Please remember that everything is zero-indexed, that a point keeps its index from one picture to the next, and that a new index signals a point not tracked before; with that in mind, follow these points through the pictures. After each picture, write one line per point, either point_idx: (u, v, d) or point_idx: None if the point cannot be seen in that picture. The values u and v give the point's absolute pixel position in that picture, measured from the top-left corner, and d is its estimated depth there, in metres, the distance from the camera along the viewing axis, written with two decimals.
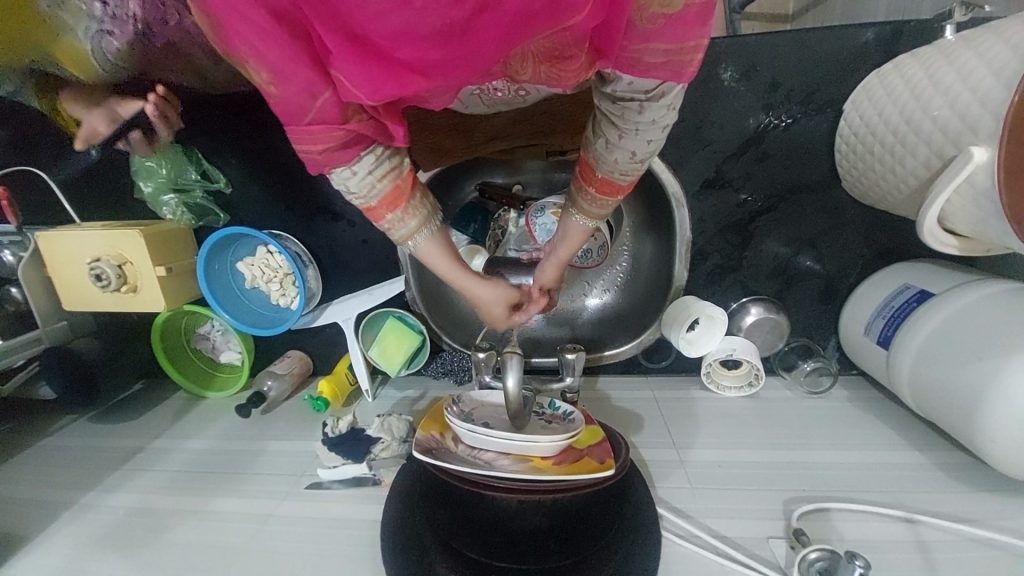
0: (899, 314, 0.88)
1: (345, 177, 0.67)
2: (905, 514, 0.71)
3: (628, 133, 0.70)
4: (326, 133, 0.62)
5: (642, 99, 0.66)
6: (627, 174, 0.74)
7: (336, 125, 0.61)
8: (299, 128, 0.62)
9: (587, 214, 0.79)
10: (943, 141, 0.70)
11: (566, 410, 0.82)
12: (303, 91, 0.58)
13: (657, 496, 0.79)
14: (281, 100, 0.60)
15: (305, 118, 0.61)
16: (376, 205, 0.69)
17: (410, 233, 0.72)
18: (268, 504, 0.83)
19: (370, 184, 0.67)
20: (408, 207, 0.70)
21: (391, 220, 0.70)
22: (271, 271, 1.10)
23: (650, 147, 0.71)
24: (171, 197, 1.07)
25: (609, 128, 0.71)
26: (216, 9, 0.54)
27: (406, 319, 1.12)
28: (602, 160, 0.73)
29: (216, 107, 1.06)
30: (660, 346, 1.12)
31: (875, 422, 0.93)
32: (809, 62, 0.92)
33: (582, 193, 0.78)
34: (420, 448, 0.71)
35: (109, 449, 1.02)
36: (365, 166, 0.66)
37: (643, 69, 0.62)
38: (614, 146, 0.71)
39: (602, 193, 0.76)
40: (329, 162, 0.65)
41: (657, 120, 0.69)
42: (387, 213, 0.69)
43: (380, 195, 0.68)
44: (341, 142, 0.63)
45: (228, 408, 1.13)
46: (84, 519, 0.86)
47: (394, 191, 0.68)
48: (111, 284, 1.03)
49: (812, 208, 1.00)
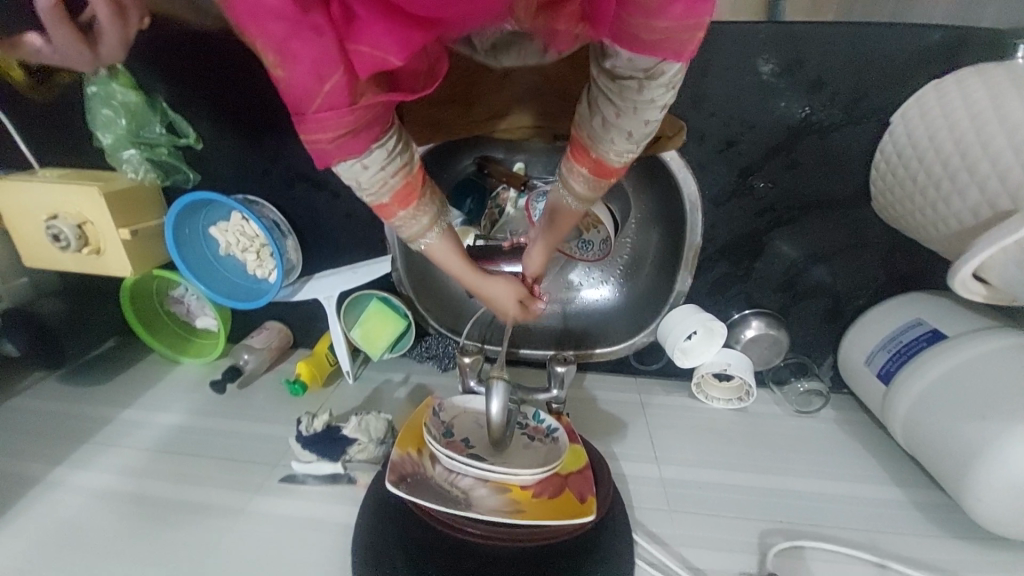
0: (906, 351, 0.84)
1: (355, 172, 0.59)
2: (878, 560, 0.72)
3: (625, 112, 0.62)
4: (336, 119, 0.52)
5: (642, 77, 0.59)
6: (624, 156, 0.65)
7: (347, 110, 0.52)
8: (305, 117, 0.53)
9: (578, 197, 0.69)
10: (1000, 192, 0.64)
11: (551, 425, 0.78)
12: (312, 71, 0.50)
13: (634, 519, 0.78)
14: (286, 83, 0.51)
15: (312, 105, 0.52)
16: (388, 201, 0.61)
17: (422, 233, 0.65)
18: (240, 495, 0.81)
19: (381, 180, 0.59)
20: (420, 204, 0.63)
21: (403, 219, 0.63)
22: (246, 240, 1.02)
23: (652, 126, 0.64)
24: (132, 153, 0.96)
25: (605, 105, 0.63)
26: None
27: (390, 302, 1.07)
28: (596, 139, 0.64)
29: (186, 49, 0.93)
30: (653, 349, 1.09)
31: (859, 450, 0.92)
32: (862, 61, 0.81)
33: (573, 174, 0.68)
34: (394, 475, 0.68)
35: (76, 417, 0.99)
36: (377, 160, 0.58)
37: (640, 47, 0.56)
38: (612, 126, 0.63)
39: (596, 175, 0.66)
40: (339, 154, 0.56)
41: (658, 100, 0.61)
42: (400, 210, 0.62)
43: (392, 191, 0.60)
44: (353, 129, 0.54)
45: (203, 379, 1.09)
46: (52, 495, 0.84)
47: (407, 186, 0.61)
48: (70, 245, 0.95)
49: (834, 223, 0.93)
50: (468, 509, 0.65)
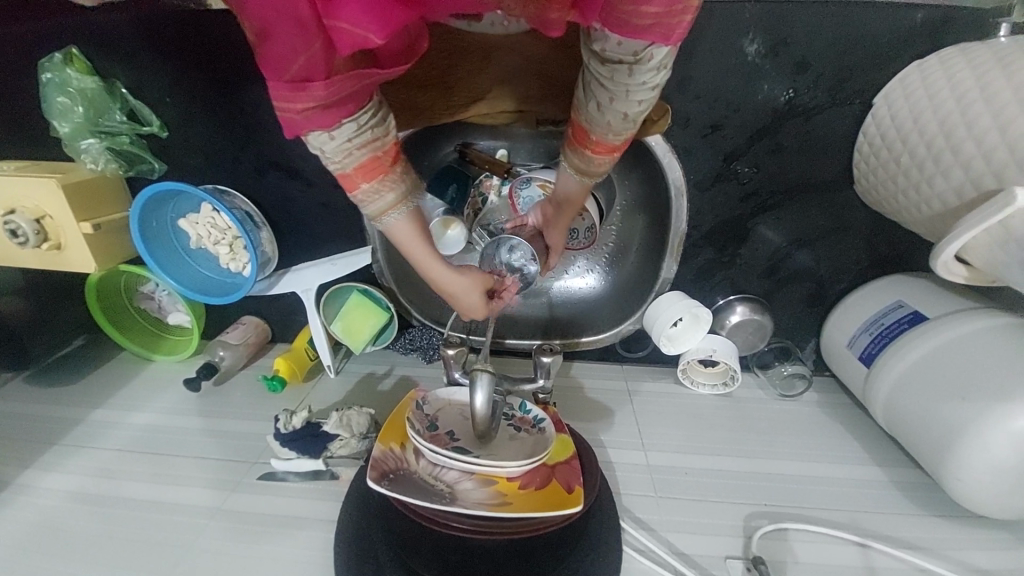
0: (889, 333, 0.85)
1: (322, 143, 0.57)
2: (859, 539, 0.73)
3: (619, 96, 0.60)
4: (308, 90, 0.52)
5: (631, 61, 0.57)
6: (623, 136, 0.65)
7: (320, 82, 0.51)
8: (278, 85, 0.52)
9: (583, 176, 0.70)
10: (984, 170, 0.63)
11: (537, 415, 0.77)
12: (288, 42, 0.49)
13: (622, 506, 0.78)
14: (262, 51, 0.51)
15: (286, 73, 0.51)
16: (353, 173, 0.59)
17: (386, 209, 0.62)
18: (218, 495, 0.79)
19: (347, 151, 0.57)
20: (387, 179, 0.60)
21: (367, 192, 0.60)
22: (218, 232, 0.98)
23: (643, 108, 0.62)
24: (90, 142, 0.91)
25: (597, 89, 0.61)
26: None
27: (372, 294, 1.04)
28: (594, 123, 0.63)
29: (145, 31, 0.88)
30: (639, 337, 1.08)
31: (841, 432, 0.94)
32: (846, 42, 0.80)
33: (576, 156, 0.68)
34: (376, 471, 0.66)
35: (42, 420, 0.94)
36: (345, 133, 0.56)
37: (631, 31, 0.53)
38: (607, 109, 0.62)
39: (598, 155, 0.67)
40: (308, 125, 0.55)
41: (649, 83, 0.59)
42: (364, 183, 0.59)
43: (357, 162, 0.58)
44: (325, 102, 0.53)
45: (177, 377, 1.05)
46: (18, 502, 0.80)
47: (373, 160, 0.58)
48: (29, 241, 0.89)
49: (818, 207, 0.93)
50: (452, 502, 0.64)
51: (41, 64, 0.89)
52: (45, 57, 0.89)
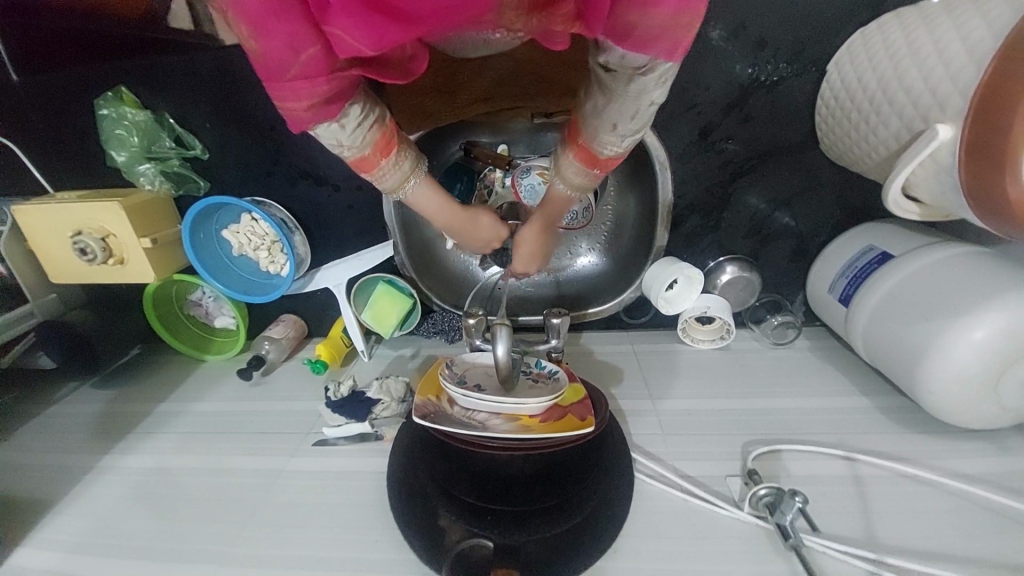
0: (862, 273, 0.95)
1: (333, 132, 0.68)
2: (846, 453, 0.82)
3: (614, 103, 0.69)
4: (310, 88, 0.61)
5: (634, 69, 0.65)
6: (608, 147, 0.74)
7: (321, 80, 0.61)
8: (281, 84, 0.61)
9: (567, 181, 0.79)
10: (914, 115, 0.72)
11: (552, 369, 0.88)
12: (289, 47, 0.58)
13: (632, 443, 0.89)
14: (262, 54, 0.59)
15: (287, 74, 0.60)
16: (370, 153, 0.72)
17: (404, 178, 0.77)
18: (278, 460, 0.91)
19: (361, 135, 0.70)
20: (398, 153, 0.75)
21: (385, 167, 0.74)
22: (258, 238, 1.10)
23: (637, 117, 0.70)
24: (146, 166, 1.05)
25: (598, 93, 0.71)
26: None
27: (396, 283, 1.15)
28: (589, 127, 0.73)
29: (187, 67, 1.01)
30: (640, 303, 1.19)
31: (830, 370, 1.03)
32: (797, 19, 0.91)
33: (567, 160, 0.78)
34: (419, 413, 0.77)
35: (117, 414, 1.07)
36: (353, 119, 0.68)
37: (635, 42, 0.61)
38: (602, 113, 0.71)
39: (584, 161, 0.76)
40: (315, 118, 0.65)
41: (646, 91, 0.67)
42: (382, 159, 0.73)
43: (372, 143, 0.71)
44: (327, 97, 0.63)
45: (229, 371, 1.17)
46: (109, 479, 0.93)
47: (383, 139, 0.72)
48: (97, 257, 1.02)
49: (791, 169, 1.03)
50: (484, 430, 0.74)
51: (97, 102, 1.02)
52: (99, 96, 1.03)
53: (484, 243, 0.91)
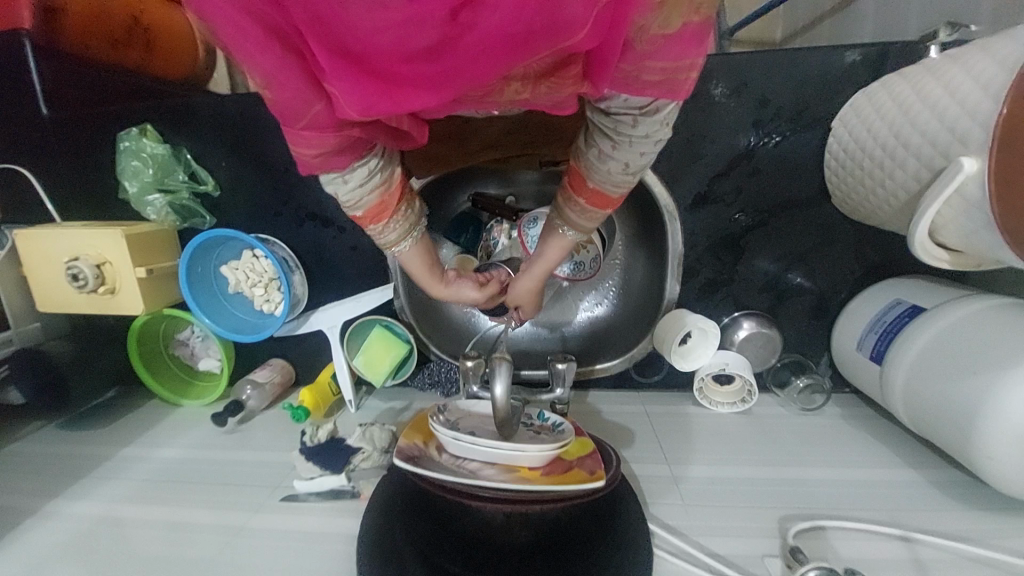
0: (892, 329, 0.88)
1: (336, 184, 0.70)
2: (904, 533, 0.72)
3: (621, 145, 0.69)
4: (319, 138, 0.62)
5: (637, 113, 0.66)
6: (617, 188, 0.73)
7: (330, 132, 0.62)
8: (293, 131, 0.63)
9: (573, 225, 0.78)
10: (933, 153, 0.71)
11: (556, 421, 0.79)
12: (296, 101, 0.58)
13: (649, 514, 0.77)
14: (274, 104, 0.60)
15: (298, 123, 0.61)
16: (362, 215, 0.73)
17: (393, 243, 0.77)
18: (239, 515, 0.80)
19: (359, 195, 0.71)
20: (391, 219, 0.74)
21: (375, 229, 0.75)
22: (256, 275, 1.08)
23: (641, 160, 0.70)
24: (156, 197, 1.06)
25: (601, 138, 0.70)
26: (214, 19, 0.55)
27: (394, 328, 1.08)
28: (594, 170, 0.72)
29: (212, 110, 1.06)
30: (652, 360, 1.10)
31: (867, 439, 0.92)
32: (797, 81, 0.94)
33: (572, 204, 0.76)
34: (402, 455, 0.69)
35: (73, 457, 0.97)
36: (356, 177, 0.69)
37: (639, 87, 0.61)
38: (607, 156, 0.70)
39: (591, 205, 0.75)
40: (323, 166, 0.67)
41: (651, 134, 0.68)
42: (372, 223, 0.74)
43: (366, 206, 0.72)
44: (335, 148, 0.64)
45: (203, 417, 1.08)
46: (46, 529, 0.81)
47: (380, 204, 0.72)
48: (88, 284, 0.98)
49: (804, 223, 1.01)
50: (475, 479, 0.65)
51: (120, 135, 1.06)
52: (123, 131, 1.07)
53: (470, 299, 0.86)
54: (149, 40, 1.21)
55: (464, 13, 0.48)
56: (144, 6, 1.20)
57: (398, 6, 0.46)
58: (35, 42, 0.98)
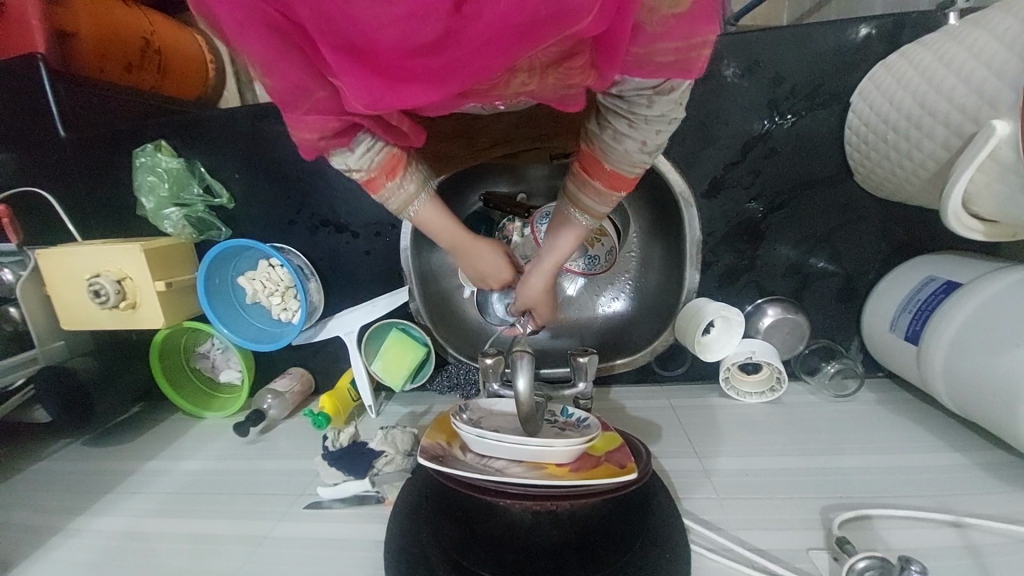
0: (927, 307, 0.85)
1: (344, 157, 0.66)
2: (953, 518, 0.68)
3: (639, 122, 0.67)
4: (319, 123, 0.61)
5: (652, 93, 0.64)
6: (636, 166, 0.70)
7: (331, 119, 0.61)
8: (292, 116, 0.62)
9: (585, 209, 0.74)
10: (963, 120, 0.68)
11: (580, 417, 0.77)
12: (298, 88, 0.59)
13: (683, 509, 0.75)
14: (275, 91, 0.60)
15: (298, 108, 0.61)
16: (375, 176, 0.68)
17: (410, 199, 0.71)
18: (263, 525, 0.80)
19: (369, 158, 0.66)
20: (406, 173, 0.69)
21: (390, 189, 0.69)
22: (273, 284, 1.08)
23: (659, 139, 0.68)
24: (173, 211, 1.07)
25: (615, 119, 0.68)
26: (217, 10, 0.56)
27: (411, 331, 1.07)
28: (610, 151, 0.69)
29: (222, 122, 1.08)
30: (675, 353, 1.07)
31: (907, 424, 0.89)
32: (811, 56, 0.92)
33: (581, 185, 0.72)
34: (425, 455, 0.68)
35: (100, 472, 0.98)
36: (364, 141, 0.65)
37: (652, 69, 0.61)
38: (625, 136, 0.68)
39: (609, 186, 0.71)
40: (327, 148, 0.65)
41: (667, 114, 0.66)
42: (387, 181, 0.68)
43: (378, 165, 0.67)
44: (335, 133, 0.62)
45: (226, 428, 1.08)
46: (76, 544, 0.82)
47: (391, 160, 0.68)
48: (109, 300, 0.99)
49: (826, 203, 0.98)
50: (503, 477, 0.63)
51: (135, 151, 1.07)
52: (138, 147, 1.09)
53: (485, 276, 0.82)
54: (161, 62, 1.23)
55: (469, 5, 0.48)
56: (154, 29, 1.22)
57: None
58: (50, 66, 1.01)
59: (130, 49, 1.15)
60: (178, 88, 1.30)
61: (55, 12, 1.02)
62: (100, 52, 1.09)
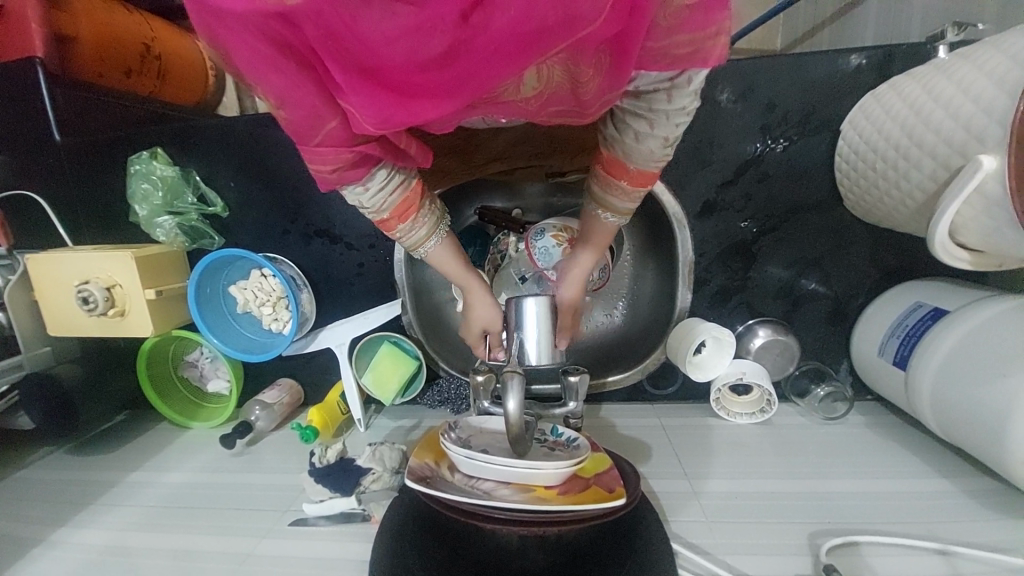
0: (914, 333, 0.86)
1: (358, 194, 0.67)
2: (939, 546, 0.68)
3: (659, 121, 0.65)
4: (334, 155, 0.61)
5: (668, 87, 0.63)
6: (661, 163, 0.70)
7: (345, 148, 0.60)
8: (308, 149, 0.61)
9: (615, 210, 0.75)
10: (950, 152, 0.69)
11: (570, 437, 0.77)
12: (312, 117, 0.57)
13: (671, 532, 0.75)
14: (288, 122, 0.59)
15: (313, 140, 0.60)
16: (388, 217, 0.70)
17: (422, 240, 0.73)
18: (248, 542, 0.79)
19: (383, 199, 0.68)
20: (418, 216, 0.71)
21: (402, 230, 0.71)
22: (264, 294, 1.07)
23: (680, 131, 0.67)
24: (166, 218, 1.07)
25: (635, 120, 0.67)
26: (225, 43, 0.54)
27: (402, 345, 1.06)
28: (633, 153, 0.69)
29: (220, 131, 1.08)
30: (666, 371, 1.07)
31: (894, 449, 0.89)
32: (804, 84, 0.94)
33: (610, 190, 0.73)
34: (414, 476, 0.68)
35: (80, 482, 0.96)
36: (377, 182, 0.66)
37: (668, 61, 0.60)
38: (647, 135, 0.67)
39: (635, 186, 0.72)
40: (340, 180, 0.64)
41: (687, 106, 0.65)
42: (399, 223, 0.70)
43: (392, 208, 0.69)
44: (351, 163, 0.62)
45: (210, 440, 1.06)
46: (56, 558, 0.80)
47: (406, 203, 0.69)
48: (97, 307, 0.98)
49: (817, 226, 0.99)
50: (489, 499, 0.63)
51: (131, 158, 1.07)
52: (134, 154, 1.08)
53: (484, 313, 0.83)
54: (161, 68, 1.23)
55: (477, 15, 0.48)
56: (155, 36, 1.23)
57: (408, 12, 0.46)
58: (48, 69, 1.00)
59: (130, 54, 1.15)
60: (178, 95, 1.30)
61: (56, 17, 1.01)
62: (99, 56, 1.09)
